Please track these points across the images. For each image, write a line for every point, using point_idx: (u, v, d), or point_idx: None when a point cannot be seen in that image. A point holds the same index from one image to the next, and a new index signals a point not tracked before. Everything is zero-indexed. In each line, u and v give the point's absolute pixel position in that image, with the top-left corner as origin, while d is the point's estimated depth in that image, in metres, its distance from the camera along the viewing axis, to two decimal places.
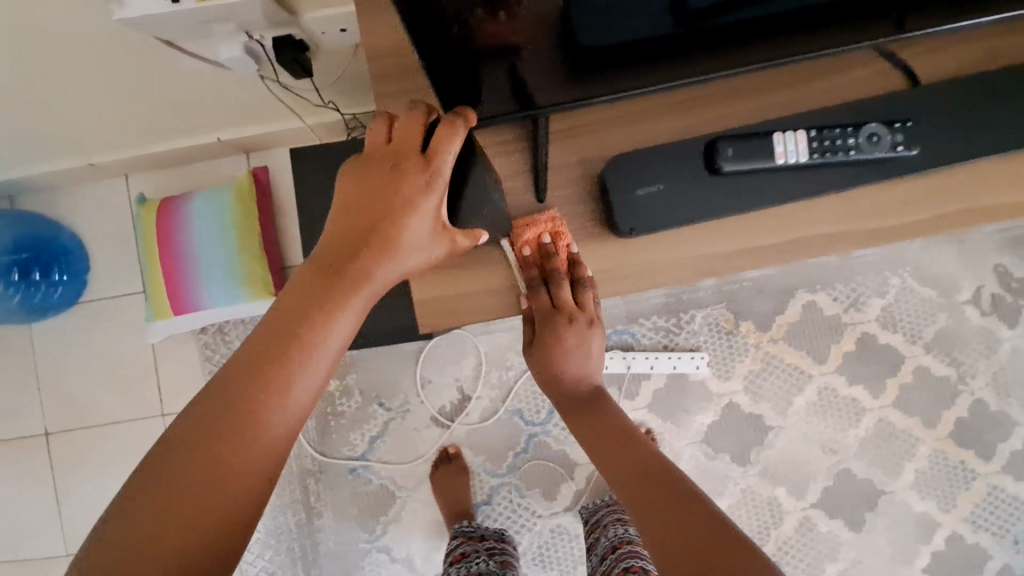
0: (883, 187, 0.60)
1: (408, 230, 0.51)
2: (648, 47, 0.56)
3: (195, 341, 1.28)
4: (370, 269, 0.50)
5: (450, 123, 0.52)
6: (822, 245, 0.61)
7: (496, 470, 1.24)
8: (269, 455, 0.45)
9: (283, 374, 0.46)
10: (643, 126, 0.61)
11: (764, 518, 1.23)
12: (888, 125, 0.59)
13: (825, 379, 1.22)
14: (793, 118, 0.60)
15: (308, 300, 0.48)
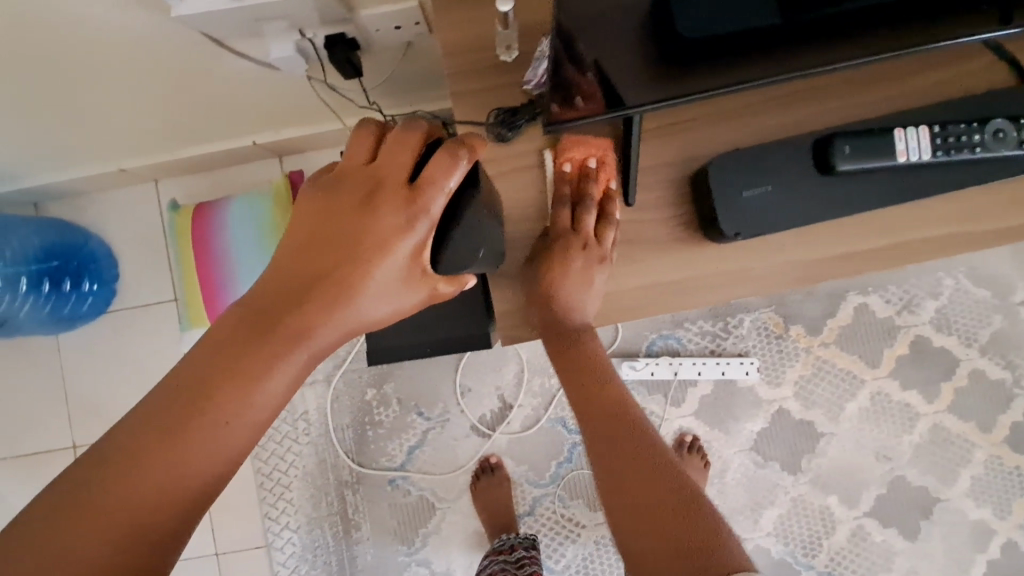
0: (995, 187, 0.57)
1: (373, 277, 0.43)
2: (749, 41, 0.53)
3: None
4: (317, 322, 0.41)
5: (450, 155, 0.45)
6: (930, 248, 0.57)
7: (539, 480, 1.20)
8: (168, 511, 0.38)
9: (206, 425, 0.39)
10: (738, 125, 0.58)
11: (816, 527, 1.19)
12: (1014, 121, 0.55)
13: (878, 384, 1.19)
14: (906, 114, 0.56)
15: (238, 345, 0.40)
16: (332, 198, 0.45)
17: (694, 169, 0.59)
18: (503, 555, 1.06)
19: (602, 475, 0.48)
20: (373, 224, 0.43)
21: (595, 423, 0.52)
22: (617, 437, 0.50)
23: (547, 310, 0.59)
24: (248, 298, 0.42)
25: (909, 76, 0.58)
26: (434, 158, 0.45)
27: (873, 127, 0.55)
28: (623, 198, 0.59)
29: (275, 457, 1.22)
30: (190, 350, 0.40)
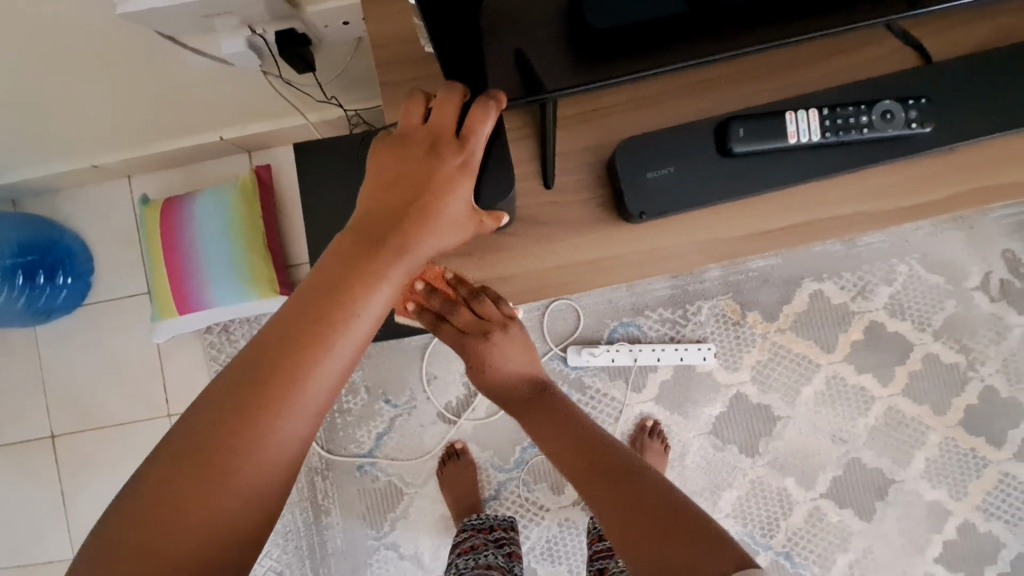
0: (892, 167, 0.60)
1: (445, 212, 0.48)
2: (648, 32, 0.57)
3: (200, 342, 1.28)
4: (410, 240, 0.46)
5: (484, 105, 0.51)
6: (837, 224, 0.60)
7: (504, 465, 1.23)
8: (296, 425, 0.40)
9: (319, 337, 0.41)
10: (650, 110, 0.62)
11: (773, 508, 1.21)
12: (902, 102, 0.57)
13: (833, 368, 1.22)
14: (804, 99, 0.59)
15: (341, 270, 0.43)
16: (397, 150, 0.49)
17: (610, 153, 0.62)
18: (483, 533, 1.08)
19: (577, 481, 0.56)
20: (437, 166, 0.49)
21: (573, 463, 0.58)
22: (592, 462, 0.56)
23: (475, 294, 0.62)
24: (346, 234, 0.46)
25: (814, 61, 0.61)
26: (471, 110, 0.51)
27: (766, 112, 0.58)
28: (542, 181, 0.61)
29: None
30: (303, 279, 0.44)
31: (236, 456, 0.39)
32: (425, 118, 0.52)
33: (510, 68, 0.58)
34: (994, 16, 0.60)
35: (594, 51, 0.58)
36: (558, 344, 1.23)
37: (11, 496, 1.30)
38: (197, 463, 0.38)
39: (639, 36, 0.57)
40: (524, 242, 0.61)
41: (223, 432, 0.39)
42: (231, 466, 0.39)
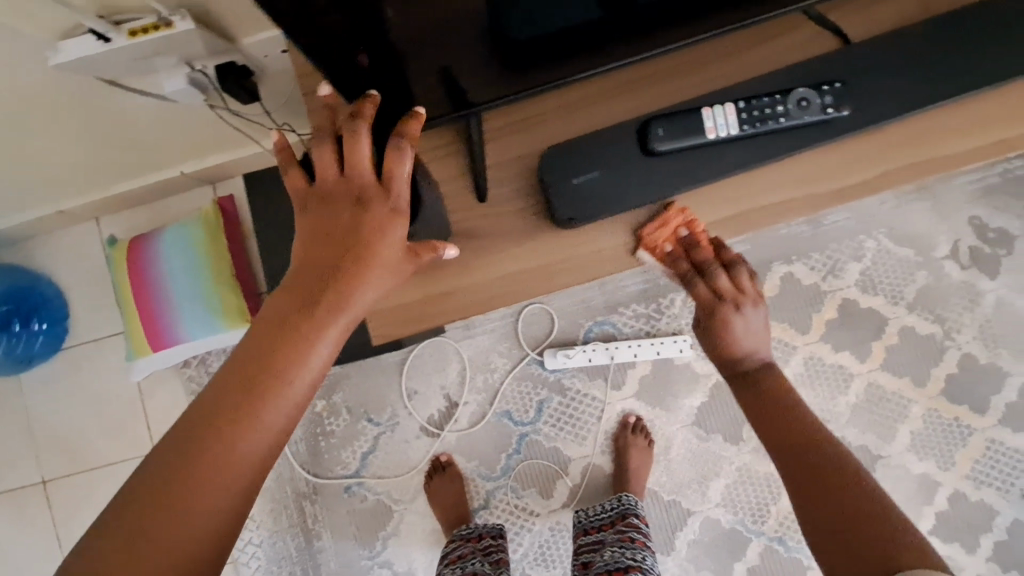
0: (817, 153, 0.61)
1: (383, 259, 0.49)
2: (562, 41, 0.58)
3: (180, 378, 1.29)
4: (349, 287, 0.47)
5: (399, 148, 0.51)
6: (772, 213, 0.61)
7: (491, 474, 1.23)
8: (246, 472, 0.43)
9: (266, 390, 0.43)
10: (574, 116, 0.63)
11: (762, 494, 1.21)
12: (816, 88, 0.58)
13: (810, 349, 1.22)
14: (722, 92, 0.60)
15: (280, 324, 0.46)
16: (322, 210, 0.50)
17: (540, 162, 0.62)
18: (471, 542, 1.07)
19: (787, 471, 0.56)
20: (368, 216, 0.49)
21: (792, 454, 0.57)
22: (813, 458, 0.55)
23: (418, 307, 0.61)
24: (288, 286, 0.47)
25: (733, 54, 0.62)
26: (387, 155, 0.51)
27: (685, 108, 0.59)
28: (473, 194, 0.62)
29: None
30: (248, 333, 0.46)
31: (183, 511, 0.41)
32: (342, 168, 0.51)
33: (433, 88, 0.59)
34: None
35: (513, 64, 0.59)
36: (534, 348, 1.23)
37: (5, 546, 1.30)
38: (150, 511, 0.40)
39: (553, 45, 0.58)
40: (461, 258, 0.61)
41: (174, 484, 0.41)
42: (180, 519, 0.41)
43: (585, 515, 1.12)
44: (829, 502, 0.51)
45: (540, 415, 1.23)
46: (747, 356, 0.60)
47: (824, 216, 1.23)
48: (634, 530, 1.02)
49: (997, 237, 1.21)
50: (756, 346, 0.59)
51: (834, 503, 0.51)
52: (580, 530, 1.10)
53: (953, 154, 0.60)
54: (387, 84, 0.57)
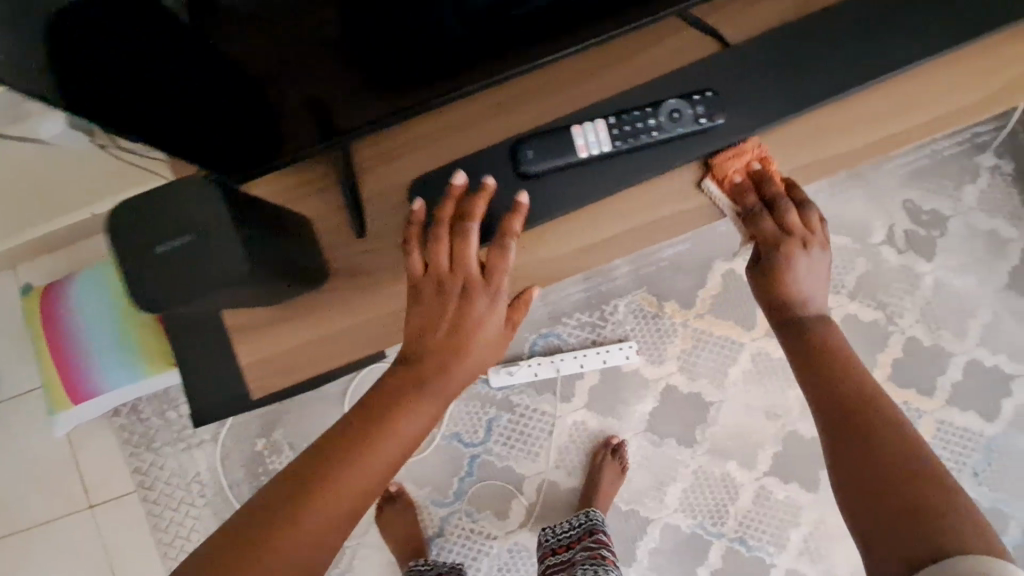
0: (676, 171, 0.68)
1: (477, 349, 0.58)
2: (423, 66, 0.57)
3: (112, 426, 1.23)
4: (458, 358, 0.57)
5: (500, 245, 0.60)
6: (644, 238, 0.68)
7: (444, 499, 1.19)
8: (346, 508, 0.48)
9: (378, 435, 0.52)
10: (450, 139, 0.66)
11: (719, 495, 1.20)
12: (687, 100, 0.65)
13: (756, 345, 1.21)
14: (597, 111, 0.66)
15: (401, 388, 0.55)
16: (436, 300, 0.58)
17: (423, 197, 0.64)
18: None
19: (837, 434, 0.52)
20: (469, 307, 0.58)
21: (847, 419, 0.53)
22: (869, 423, 0.52)
23: (317, 354, 0.63)
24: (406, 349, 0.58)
25: (598, 86, 0.68)
26: (490, 253, 0.60)
27: (557, 128, 0.65)
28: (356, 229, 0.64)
29: (174, 524, 1.21)
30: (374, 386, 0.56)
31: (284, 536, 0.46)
32: (451, 259, 0.60)
33: (300, 122, 0.58)
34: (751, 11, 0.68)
35: (377, 86, 0.57)
36: None
37: None
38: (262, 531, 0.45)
39: (418, 72, 0.57)
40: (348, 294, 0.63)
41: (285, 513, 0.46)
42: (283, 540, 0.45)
43: (553, 532, 1.09)
44: (858, 444, 0.51)
45: (489, 434, 1.19)
46: (811, 298, 0.62)
47: None
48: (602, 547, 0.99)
49: (931, 218, 1.21)
50: (813, 282, 0.62)
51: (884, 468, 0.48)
52: (547, 550, 1.07)
53: (791, 171, 0.68)
54: (236, 120, 0.55)
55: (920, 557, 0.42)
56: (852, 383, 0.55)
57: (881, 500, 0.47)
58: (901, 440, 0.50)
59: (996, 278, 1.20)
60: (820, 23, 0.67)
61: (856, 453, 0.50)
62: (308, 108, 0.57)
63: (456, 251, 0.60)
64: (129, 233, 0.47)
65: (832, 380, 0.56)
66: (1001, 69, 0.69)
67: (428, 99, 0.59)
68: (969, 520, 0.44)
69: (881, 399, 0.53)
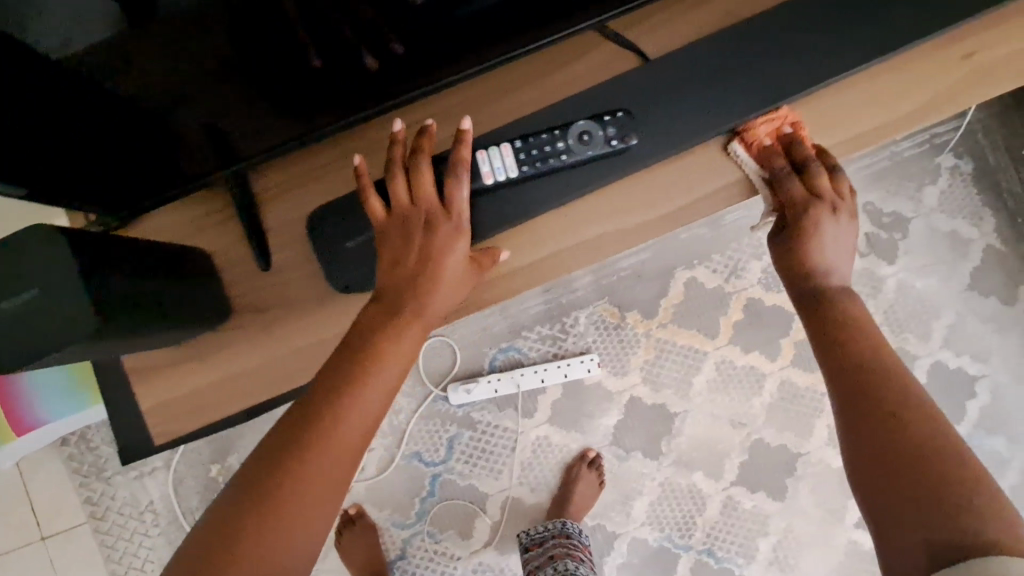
0: (596, 192, 0.69)
1: (450, 272, 0.60)
2: (333, 87, 0.60)
3: (61, 456, 1.19)
4: (426, 294, 0.58)
5: (455, 172, 0.62)
6: (570, 258, 0.70)
7: (405, 521, 1.16)
8: (352, 436, 0.52)
9: (364, 378, 0.54)
10: (353, 166, 0.67)
11: (687, 507, 1.18)
12: (598, 121, 0.67)
13: (720, 353, 1.19)
14: (518, 133, 0.67)
15: (377, 326, 0.57)
16: (400, 234, 0.60)
17: (344, 224, 0.63)
18: None
19: (863, 413, 0.52)
20: (433, 237, 0.60)
21: (873, 398, 0.52)
22: (894, 405, 0.51)
23: (246, 384, 0.64)
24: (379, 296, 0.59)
25: (521, 106, 0.70)
26: (447, 181, 0.62)
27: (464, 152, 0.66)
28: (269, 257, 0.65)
29: (128, 554, 1.18)
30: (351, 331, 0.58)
31: (302, 465, 0.50)
32: (411, 195, 0.62)
33: (205, 147, 0.60)
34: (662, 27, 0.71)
35: (287, 107, 0.60)
36: (438, 384, 1.17)
37: None
38: (279, 461, 0.50)
39: (329, 91, 0.60)
40: (273, 319, 0.64)
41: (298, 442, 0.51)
42: (300, 465, 0.50)
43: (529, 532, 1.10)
44: (882, 426, 0.50)
45: (451, 453, 1.16)
46: (839, 264, 0.62)
47: (723, 214, 1.19)
48: (582, 552, 1.03)
49: (892, 221, 1.20)
50: (843, 245, 0.62)
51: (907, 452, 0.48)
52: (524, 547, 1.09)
53: (705, 195, 0.70)
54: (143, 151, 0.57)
55: (946, 553, 0.43)
56: (872, 359, 0.55)
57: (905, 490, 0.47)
58: (936, 428, 0.49)
59: (959, 280, 1.19)
60: (726, 44, 0.69)
61: (891, 439, 0.49)
62: (212, 131, 0.59)
63: (415, 187, 0.62)
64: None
65: (853, 354, 0.55)
66: (909, 91, 0.71)
67: (335, 119, 0.62)
68: (1001, 516, 0.44)
69: (907, 380, 0.53)
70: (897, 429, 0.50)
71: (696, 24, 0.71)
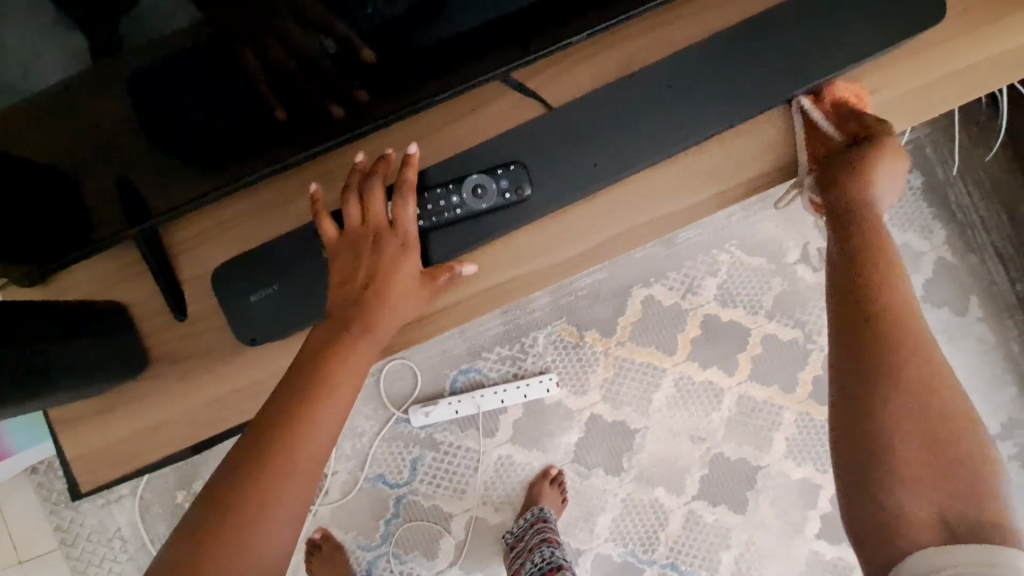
0: (519, 232, 0.70)
1: (397, 288, 0.62)
2: (250, 138, 0.62)
3: (30, 484, 1.20)
4: (375, 313, 0.60)
5: (402, 191, 0.65)
6: (500, 294, 0.71)
7: (371, 542, 1.18)
8: (311, 455, 0.53)
9: (317, 396, 0.55)
10: (275, 214, 0.69)
11: (649, 522, 1.20)
12: (491, 174, 0.68)
13: (678, 369, 1.21)
14: (438, 176, 0.69)
15: (322, 349, 0.58)
16: (352, 253, 0.63)
17: (271, 270, 0.66)
18: None
19: (895, 409, 0.54)
20: (381, 255, 0.63)
21: (906, 388, 0.54)
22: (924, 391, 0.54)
23: (182, 425, 0.67)
24: (328, 318, 0.61)
25: (450, 147, 0.72)
26: (395, 200, 0.65)
27: None
28: (202, 301, 0.67)
29: None
30: (304, 351, 0.58)
31: (258, 494, 0.50)
32: (364, 216, 0.64)
33: (119, 206, 0.62)
34: (585, 64, 0.73)
35: (205, 161, 0.62)
36: (400, 407, 1.19)
37: None
38: (230, 497, 0.50)
39: (248, 142, 0.62)
40: (208, 360, 0.67)
41: (247, 475, 0.51)
42: (259, 495, 0.50)
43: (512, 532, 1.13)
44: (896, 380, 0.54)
45: (414, 474, 1.18)
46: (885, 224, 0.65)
47: (678, 233, 1.22)
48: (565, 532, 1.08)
49: None
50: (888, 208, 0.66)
51: (935, 436, 0.53)
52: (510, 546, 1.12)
53: (632, 227, 0.71)
54: (49, 216, 0.59)
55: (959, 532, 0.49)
56: (895, 318, 0.58)
57: (918, 458, 0.52)
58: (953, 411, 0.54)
59: (912, 291, 1.21)
60: (646, 80, 0.71)
61: (920, 431, 0.53)
62: (125, 188, 0.61)
63: (367, 208, 0.65)
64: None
65: (864, 302, 0.59)
66: None
67: (255, 170, 0.64)
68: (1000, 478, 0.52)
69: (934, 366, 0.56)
70: (925, 418, 0.53)
71: (619, 62, 0.73)
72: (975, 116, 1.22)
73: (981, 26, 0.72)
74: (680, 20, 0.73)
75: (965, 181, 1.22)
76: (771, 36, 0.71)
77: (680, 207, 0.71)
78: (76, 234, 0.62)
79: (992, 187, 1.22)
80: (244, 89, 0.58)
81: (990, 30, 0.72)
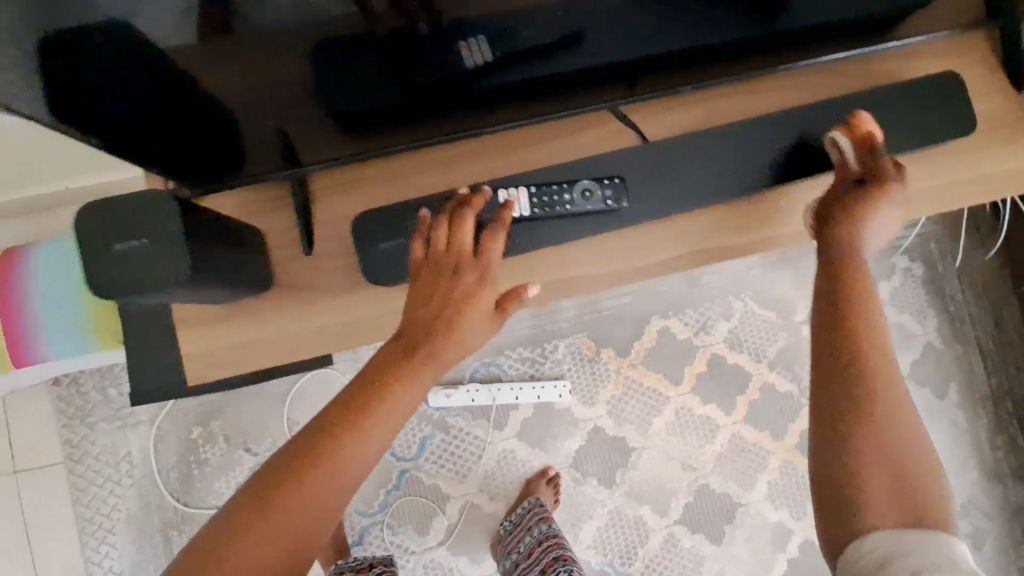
0: (594, 239, 0.81)
1: (469, 317, 0.68)
2: (398, 115, 0.73)
3: (50, 396, 1.24)
4: (441, 344, 0.66)
5: (493, 227, 0.73)
6: (567, 288, 0.81)
7: (369, 509, 1.23)
8: (352, 466, 0.57)
9: (369, 411, 0.59)
10: (397, 184, 0.81)
11: (630, 537, 1.27)
12: (599, 182, 0.79)
13: (681, 400, 1.30)
14: (546, 175, 0.81)
15: (386, 367, 0.63)
16: (433, 279, 0.70)
17: (383, 229, 0.77)
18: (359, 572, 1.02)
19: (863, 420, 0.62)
20: (457, 290, 0.69)
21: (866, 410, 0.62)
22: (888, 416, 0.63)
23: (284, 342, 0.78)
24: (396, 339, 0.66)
25: (544, 157, 0.83)
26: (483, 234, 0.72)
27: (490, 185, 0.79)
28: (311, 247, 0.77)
29: (96, 501, 1.22)
30: (366, 366, 0.64)
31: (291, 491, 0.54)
32: (449, 246, 0.72)
33: (279, 151, 0.73)
34: (670, 111, 0.84)
35: (359, 127, 0.73)
36: None
37: None
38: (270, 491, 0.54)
39: (398, 117, 0.73)
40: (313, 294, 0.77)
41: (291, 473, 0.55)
42: (293, 492, 0.54)
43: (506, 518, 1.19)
44: (871, 434, 0.62)
45: (422, 451, 1.25)
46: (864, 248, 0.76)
47: (700, 275, 1.33)
48: None
49: None
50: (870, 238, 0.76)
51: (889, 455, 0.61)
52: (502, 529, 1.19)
53: (685, 254, 0.83)
54: (222, 145, 0.69)
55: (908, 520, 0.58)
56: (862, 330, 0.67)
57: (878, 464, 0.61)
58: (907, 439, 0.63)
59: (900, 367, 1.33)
60: (718, 134, 0.83)
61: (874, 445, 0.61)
62: (288, 139, 0.72)
63: (455, 238, 0.72)
64: (92, 252, 0.53)
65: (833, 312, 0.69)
66: None
67: (393, 144, 0.76)
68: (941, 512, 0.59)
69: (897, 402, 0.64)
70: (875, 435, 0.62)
71: (698, 114, 0.85)
72: (976, 223, 1.37)
73: (1001, 144, 0.85)
74: (753, 90, 0.85)
75: (960, 279, 1.35)
76: (828, 120, 0.84)
77: (728, 245, 0.83)
78: (240, 163, 0.73)
79: (983, 288, 1.36)
80: (396, 53, 0.64)
81: (1010, 149, 0.85)
